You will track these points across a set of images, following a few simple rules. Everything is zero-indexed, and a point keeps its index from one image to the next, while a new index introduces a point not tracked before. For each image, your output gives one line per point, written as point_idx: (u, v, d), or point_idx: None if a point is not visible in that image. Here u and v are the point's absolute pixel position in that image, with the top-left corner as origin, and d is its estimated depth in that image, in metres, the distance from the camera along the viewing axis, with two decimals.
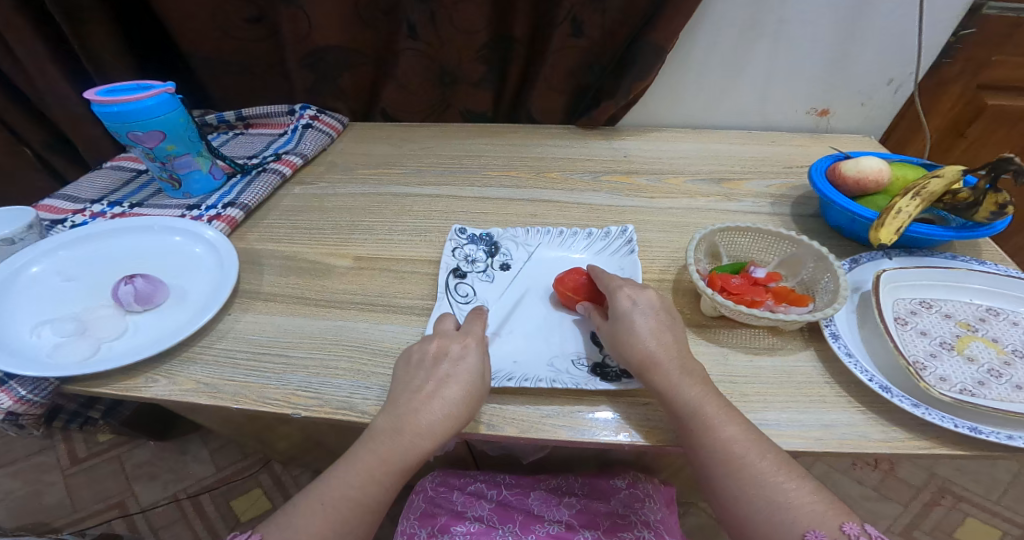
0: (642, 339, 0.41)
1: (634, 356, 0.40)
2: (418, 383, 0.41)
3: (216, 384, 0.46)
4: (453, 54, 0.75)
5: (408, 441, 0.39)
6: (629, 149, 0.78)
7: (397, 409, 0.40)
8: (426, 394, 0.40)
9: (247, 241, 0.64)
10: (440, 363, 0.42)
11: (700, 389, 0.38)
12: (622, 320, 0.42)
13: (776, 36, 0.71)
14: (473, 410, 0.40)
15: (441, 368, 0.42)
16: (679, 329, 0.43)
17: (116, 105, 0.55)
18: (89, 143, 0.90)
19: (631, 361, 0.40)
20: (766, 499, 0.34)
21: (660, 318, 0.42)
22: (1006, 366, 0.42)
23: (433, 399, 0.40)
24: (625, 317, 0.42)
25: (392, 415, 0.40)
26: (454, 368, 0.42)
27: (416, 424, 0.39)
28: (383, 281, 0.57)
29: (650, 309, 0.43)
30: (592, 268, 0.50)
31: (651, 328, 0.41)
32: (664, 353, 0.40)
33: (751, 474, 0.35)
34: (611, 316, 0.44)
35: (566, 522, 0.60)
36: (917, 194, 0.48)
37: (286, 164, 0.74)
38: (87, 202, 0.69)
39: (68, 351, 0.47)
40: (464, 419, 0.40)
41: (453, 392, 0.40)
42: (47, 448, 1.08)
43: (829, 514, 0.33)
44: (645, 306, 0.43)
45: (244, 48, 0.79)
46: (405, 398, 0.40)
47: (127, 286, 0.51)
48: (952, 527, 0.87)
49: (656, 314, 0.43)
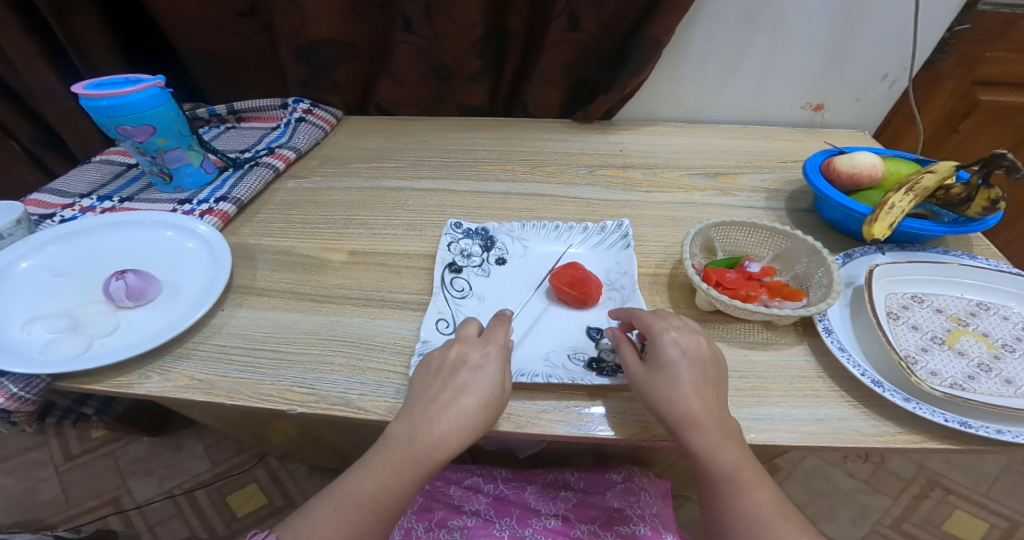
0: (689, 395, 0.37)
1: (674, 413, 0.37)
2: (435, 393, 0.40)
3: (210, 380, 0.46)
4: (449, 48, 0.74)
5: (422, 452, 0.38)
6: (625, 143, 0.78)
7: (412, 417, 0.39)
8: (441, 403, 0.39)
9: (241, 236, 0.63)
10: (459, 371, 0.41)
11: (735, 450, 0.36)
12: (668, 370, 0.39)
13: (772, 30, 0.71)
14: (490, 420, 0.39)
15: (459, 377, 0.40)
16: (721, 383, 0.40)
17: (105, 99, 0.55)
18: (78, 137, 0.88)
19: (671, 417, 0.37)
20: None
21: (709, 373, 0.39)
22: (995, 360, 0.42)
23: (449, 408, 0.39)
24: (671, 369, 0.39)
25: (408, 422, 0.39)
26: (472, 376, 0.40)
27: (432, 433, 0.38)
28: (378, 275, 0.57)
29: (699, 361, 0.39)
30: (630, 309, 0.45)
31: (698, 383, 0.38)
32: (706, 413, 0.37)
33: (772, 537, 0.34)
34: (651, 362, 0.40)
35: (563, 515, 0.60)
36: (911, 190, 0.48)
37: (279, 158, 0.73)
38: (76, 197, 0.69)
39: (60, 347, 0.46)
40: (482, 428, 0.39)
41: (470, 403, 0.39)
42: (41, 444, 1.07)
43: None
44: (692, 358, 0.40)
45: (236, 42, 0.78)
46: (421, 407, 0.39)
47: (118, 281, 0.50)
48: (941, 519, 0.88)
49: (703, 368, 0.39)
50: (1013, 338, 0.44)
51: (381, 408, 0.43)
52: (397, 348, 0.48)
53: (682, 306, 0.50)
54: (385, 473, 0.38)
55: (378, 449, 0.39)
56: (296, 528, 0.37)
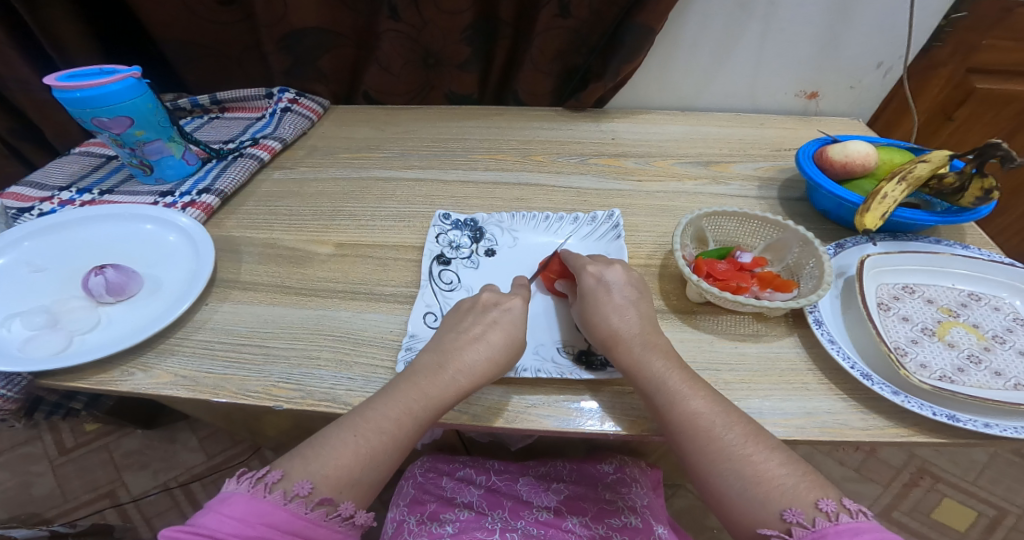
0: (609, 315, 0.43)
1: (601, 332, 0.42)
2: (466, 326, 0.43)
3: (194, 376, 0.45)
4: (437, 36, 0.72)
5: (451, 378, 0.40)
6: (617, 131, 0.77)
7: (441, 347, 0.42)
8: (472, 335, 0.42)
9: (225, 229, 0.62)
10: (489, 311, 0.45)
11: (664, 362, 0.40)
12: (588, 296, 0.45)
13: (767, 17, 0.69)
14: (512, 356, 0.42)
15: (490, 315, 0.44)
16: (647, 306, 0.45)
17: (79, 91, 0.53)
18: (58, 129, 0.86)
19: (599, 336, 0.43)
20: (738, 472, 0.34)
21: (627, 294, 0.45)
22: (985, 352, 0.42)
23: (479, 340, 0.42)
24: (591, 294, 0.45)
25: (437, 352, 0.42)
26: (502, 315, 0.44)
27: (460, 361, 0.40)
28: (365, 268, 0.56)
29: (616, 285, 0.45)
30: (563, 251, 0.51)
31: (617, 304, 0.44)
32: (628, 329, 0.42)
33: (719, 448, 0.35)
34: (580, 294, 0.46)
35: (555, 508, 0.60)
36: (903, 179, 0.48)
37: (264, 149, 0.72)
38: (55, 190, 0.67)
39: (39, 344, 0.45)
40: (504, 364, 0.41)
41: (497, 337, 0.42)
42: (34, 438, 1.06)
43: (803, 488, 0.32)
44: (610, 282, 0.45)
45: (217, 31, 0.76)
46: (451, 342, 0.42)
47: (97, 277, 0.49)
48: (930, 508, 0.89)
49: (621, 290, 0.45)
50: (1003, 330, 0.44)
51: None
52: (384, 342, 0.48)
53: (673, 298, 0.50)
54: (412, 396, 0.38)
55: (404, 378, 0.40)
56: (312, 457, 0.35)
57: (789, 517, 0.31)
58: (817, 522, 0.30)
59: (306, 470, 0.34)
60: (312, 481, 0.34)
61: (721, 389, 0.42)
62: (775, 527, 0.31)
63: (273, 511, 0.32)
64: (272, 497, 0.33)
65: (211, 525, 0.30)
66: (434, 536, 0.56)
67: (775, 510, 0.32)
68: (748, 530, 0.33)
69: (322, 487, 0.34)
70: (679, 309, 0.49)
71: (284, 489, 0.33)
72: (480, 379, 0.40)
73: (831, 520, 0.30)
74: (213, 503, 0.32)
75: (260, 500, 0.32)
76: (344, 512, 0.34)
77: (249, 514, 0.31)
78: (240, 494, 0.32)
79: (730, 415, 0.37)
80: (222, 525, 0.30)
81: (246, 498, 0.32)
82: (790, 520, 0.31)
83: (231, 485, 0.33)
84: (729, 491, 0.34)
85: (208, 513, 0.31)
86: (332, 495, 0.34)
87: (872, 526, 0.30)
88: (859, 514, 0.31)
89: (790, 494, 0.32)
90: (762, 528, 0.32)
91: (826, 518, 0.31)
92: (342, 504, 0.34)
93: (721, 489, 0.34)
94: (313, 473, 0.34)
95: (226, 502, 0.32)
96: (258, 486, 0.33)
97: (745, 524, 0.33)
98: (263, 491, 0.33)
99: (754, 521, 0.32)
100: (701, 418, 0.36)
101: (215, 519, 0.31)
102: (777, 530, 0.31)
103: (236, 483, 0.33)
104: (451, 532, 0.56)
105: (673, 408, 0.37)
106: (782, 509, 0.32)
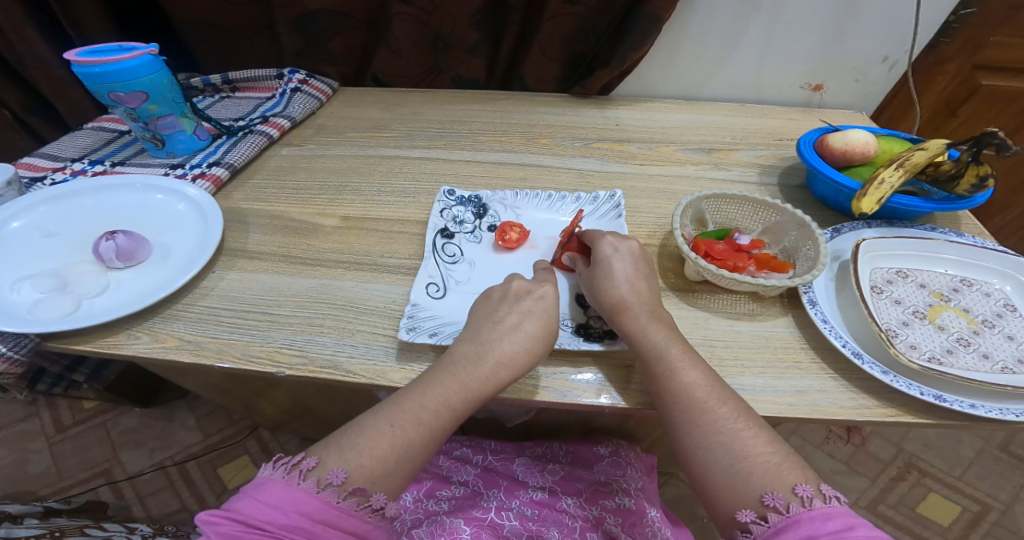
0: (618, 284, 0.44)
1: (608, 299, 0.44)
2: (500, 316, 0.43)
3: (200, 341, 0.46)
4: (448, 20, 0.73)
5: (491, 370, 0.39)
6: (621, 117, 0.78)
7: (478, 338, 0.41)
8: (509, 326, 0.41)
9: (233, 201, 0.63)
10: (522, 300, 0.44)
11: (666, 333, 0.41)
12: (600, 265, 0.46)
13: (773, 10, 0.70)
14: (549, 347, 0.42)
15: (522, 305, 0.44)
16: (654, 280, 0.46)
17: (98, 66, 0.54)
18: (71, 105, 0.87)
19: (605, 303, 0.44)
20: (726, 445, 0.35)
21: (639, 268, 0.46)
22: (974, 336, 0.43)
23: (516, 331, 0.41)
24: (602, 263, 0.46)
25: (476, 342, 0.41)
26: (510, 306, 0.43)
27: (500, 352, 0.40)
28: (370, 240, 0.57)
29: (631, 257, 0.46)
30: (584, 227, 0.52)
31: (628, 275, 0.45)
32: (635, 298, 0.43)
33: (711, 420, 0.36)
34: (592, 262, 0.47)
35: (549, 488, 0.62)
36: (901, 166, 0.48)
37: (274, 126, 0.72)
38: (67, 161, 0.68)
39: (48, 307, 0.46)
40: (541, 354, 0.41)
41: (534, 327, 0.42)
42: (32, 415, 1.08)
43: (785, 468, 0.33)
44: (625, 254, 0.46)
45: (229, 11, 0.76)
46: (488, 329, 0.42)
47: (108, 241, 0.50)
48: (915, 501, 0.90)
49: (634, 261, 0.46)
50: (994, 314, 0.44)
51: (370, 371, 0.43)
52: (388, 311, 0.49)
53: (671, 276, 0.51)
54: (451, 388, 0.38)
55: (444, 368, 0.40)
56: (347, 446, 0.35)
57: (767, 501, 0.32)
58: (792, 508, 0.31)
59: (340, 459, 0.34)
60: (346, 469, 0.33)
61: (715, 365, 0.42)
62: (753, 510, 0.32)
63: (306, 499, 0.32)
64: (305, 484, 0.32)
65: (247, 510, 0.31)
66: (430, 514, 0.58)
67: (756, 491, 0.33)
68: (726, 507, 0.33)
69: (355, 477, 0.33)
70: (677, 287, 0.50)
71: (318, 476, 0.33)
72: (519, 371, 0.40)
73: (804, 506, 0.31)
74: (250, 488, 0.33)
75: (295, 487, 0.32)
76: (376, 503, 0.34)
77: (282, 501, 0.31)
78: (275, 481, 0.32)
79: (723, 392, 0.38)
80: (257, 511, 0.31)
81: (280, 484, 0.32)
82: (769, 505, 0.32)
83: (268, 471, 0.33)
84: (715, 465, 0.35)
85: (244, 498, 0.32)
86: (365, 485, 0.33)
87: (842, 510, 0.31)
88: (833, 499, 0.32)
89: (773, 473, 0.33)
90: (740, 512, 0.32)
91: (801, 503, 0.31)
92: (375, 496, 0.34)
93: (707, 462, 0.35)
94: (347, 462, 0.34)
95: (262, 487, 0.32)
96: (292, 472, 0.33)
97: (725, 501, 0.34)
98: (298, 477, 0.33)
99: (733, 502, 0.33)
100: (696, 390, 0.37)
101: (251, 504, 0.31)
102: (755, 515, 0.32)
103: (272, 469, 0.33)
104: (447, 509, 0.58)
105: (667, 372, 0.39)
106: (761, 492, 0.32)
